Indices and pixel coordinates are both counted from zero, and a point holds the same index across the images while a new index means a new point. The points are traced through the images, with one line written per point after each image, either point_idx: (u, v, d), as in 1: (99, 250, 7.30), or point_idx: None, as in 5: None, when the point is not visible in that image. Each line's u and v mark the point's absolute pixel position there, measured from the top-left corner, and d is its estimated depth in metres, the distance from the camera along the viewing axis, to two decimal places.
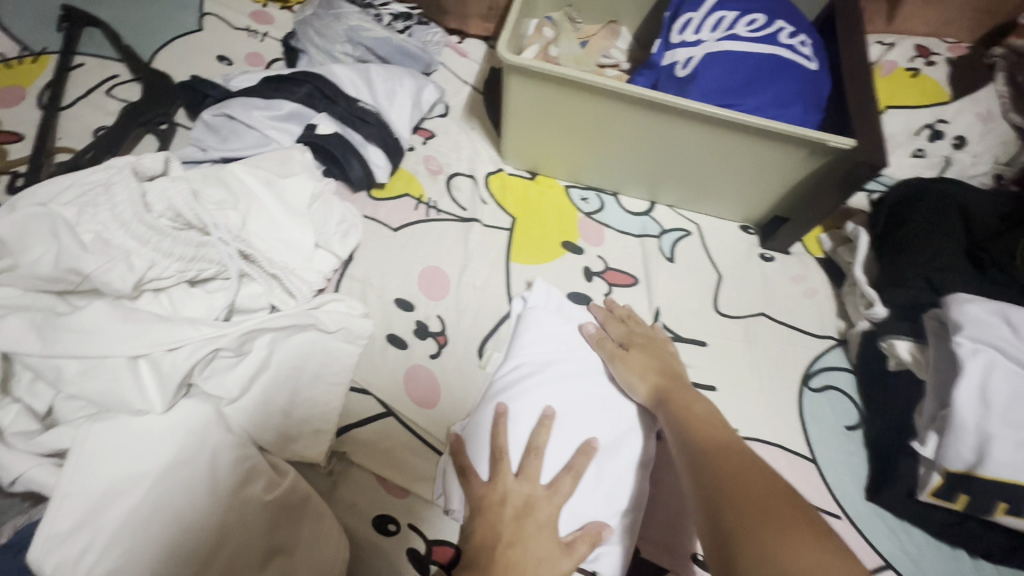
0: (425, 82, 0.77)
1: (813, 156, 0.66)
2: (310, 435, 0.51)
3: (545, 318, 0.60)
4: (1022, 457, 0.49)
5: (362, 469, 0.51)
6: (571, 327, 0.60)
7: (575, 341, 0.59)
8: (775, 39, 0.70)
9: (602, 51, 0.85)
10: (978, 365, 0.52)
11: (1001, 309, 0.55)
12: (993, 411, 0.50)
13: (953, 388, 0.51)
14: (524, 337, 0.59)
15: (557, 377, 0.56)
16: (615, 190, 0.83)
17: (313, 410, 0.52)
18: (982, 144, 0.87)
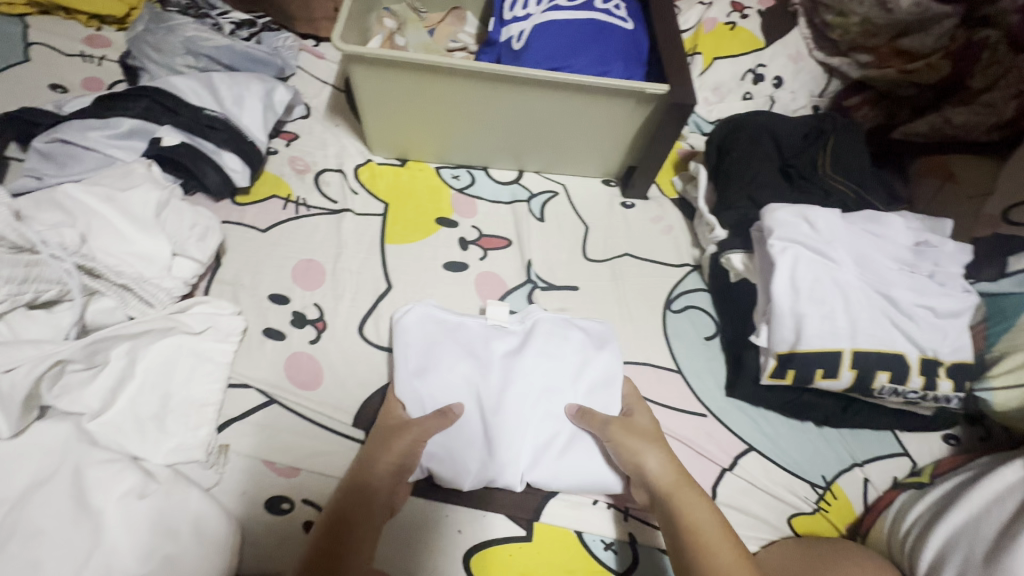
0: (275, 84, 0.77)
1: (641, 104, 0.73)
2: (186, 436, 0.51)
3: (434, 322, 0.61)
4: (828, 327, 0.57)
5: (248, 459, 0.52)
6: (461, 322, 0.62)
7: (464, 337, 0.61)
8: (592, 5, 0.77)
9: (450, 36, 0.89)
10: (787, 260, 0.60)
11: (802, 211, 0.63)
12: (801, 294, 0.58)
13: (771, 282, 0.59)
14: (413, 343, 0.59)
15: (456, 372, 0.58)
16: (484, 165, 0.87)
17: (187, 412, 0.52)
18: (796, 82, 1.00)
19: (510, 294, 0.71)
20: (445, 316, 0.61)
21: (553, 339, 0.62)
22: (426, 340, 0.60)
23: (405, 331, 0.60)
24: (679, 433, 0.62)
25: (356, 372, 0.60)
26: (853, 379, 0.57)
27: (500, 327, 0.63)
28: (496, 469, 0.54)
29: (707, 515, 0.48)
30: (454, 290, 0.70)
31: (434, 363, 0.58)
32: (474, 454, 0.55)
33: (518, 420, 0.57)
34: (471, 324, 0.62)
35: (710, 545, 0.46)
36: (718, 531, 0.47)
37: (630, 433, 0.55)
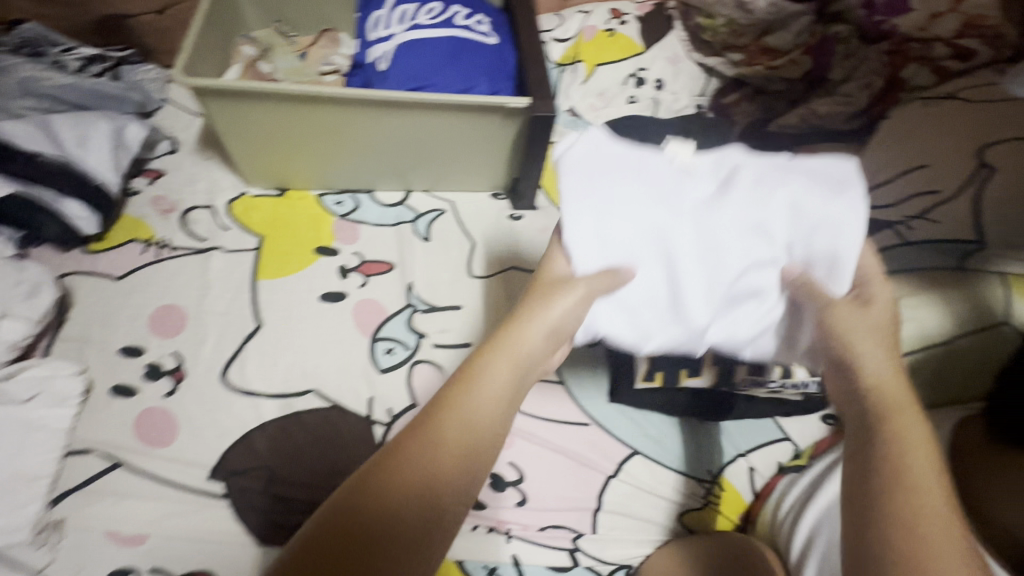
0: (125, 121, 0.73)
1: (509, 118, 0.74)
2: (10, 516, 0.47)
3: (603, 153, 0.45)
4: None
5: (90, 534, 0.49)
6: (567, 166, 0.44)
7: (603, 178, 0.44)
8: (452, 22, 0.76)
9: (323, 59, 0.87)
10: None
11: None
12: None
13: None
14: (584, 177, 0.44)
15: (619, 221, 0.45)
16: (369, 188, 0.85)
17: (14, 488, 0.48)
18: (677, 83, 1.02)
19: (389, 320, 0.68)
20: (615, 150, 0.45)
21: (766, 184, 0.44)
22: (602, 177, 0.44)
23: (567, 164, 0.44)
24: (563, 446, 0.63)
25: (215, 420, 0.57)
26: (712, 376, 0.63)
27: (685, 168, 0.45)
28: (686, 333, 0.48)
29: (912, 429, 0.38)
30: (329, 321, 0.67)
31: (611, 200, 0.44)
32: (658, 316, 0.48)
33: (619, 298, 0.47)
34: (651, 163, 0.45)
35: (918, 472, 0.36)
36: (919, 451, 0.37)
37: (836, 329, 0.44)
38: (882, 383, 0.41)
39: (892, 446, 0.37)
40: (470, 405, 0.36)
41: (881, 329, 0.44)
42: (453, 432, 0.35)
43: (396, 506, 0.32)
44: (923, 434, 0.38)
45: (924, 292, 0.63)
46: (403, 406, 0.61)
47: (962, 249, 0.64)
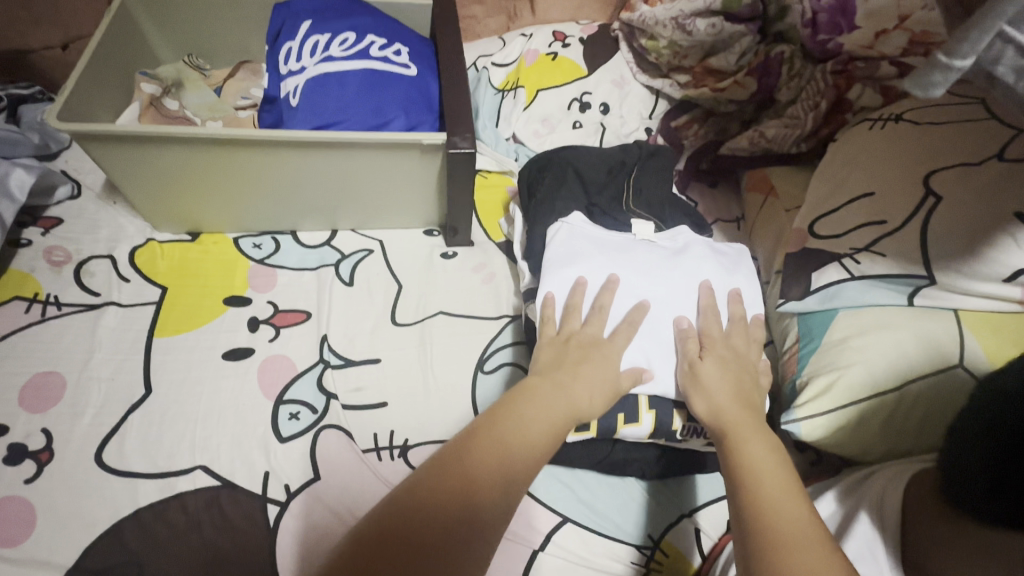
0: (8, 168, 0.69)
1: (429, 154, 0.69)
2: None
3: (585, 238, 0.65)
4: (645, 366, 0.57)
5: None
6: (582, 254, 0.63)
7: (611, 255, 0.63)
8: (368, 53, 0.71)
9: (241, 92, 0.82)
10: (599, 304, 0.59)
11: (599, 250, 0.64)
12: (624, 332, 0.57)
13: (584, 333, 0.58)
14: (580, 257, 0.63)
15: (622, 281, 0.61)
16: (291, 229, 0.79)
17: None
18: (624, 107, 0.98)
19: (297, 379, 0.62)
20: (596, 231, 0.66)
21: (700, 252, 0.65)
22: (593, 248, 0.64)
23: (563, 239, 0.64)
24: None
25: (84, 508, 0.51)
26: (653, 421, 0.57)
27: (648, 241, 0.66)
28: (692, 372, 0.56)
29: (760, 441, 0.47)
30: (228, 383, 0.61)
31: (600, 269, 0.62)
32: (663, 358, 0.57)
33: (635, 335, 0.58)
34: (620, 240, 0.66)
35: (766, 480, 0.43)
36: (772, 461, 0.45)
37: (732, 361, 0.55)
38: (721, 403, 0.51)
39: (748, 460, 0.45)
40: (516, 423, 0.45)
41: (738, 363, 0.55)
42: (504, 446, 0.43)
43: (428, 509, 0.37)
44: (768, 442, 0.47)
45: (873, 334, 0.60)
46: (301, 481, 0.55)
47: (912, 287, 0.60)
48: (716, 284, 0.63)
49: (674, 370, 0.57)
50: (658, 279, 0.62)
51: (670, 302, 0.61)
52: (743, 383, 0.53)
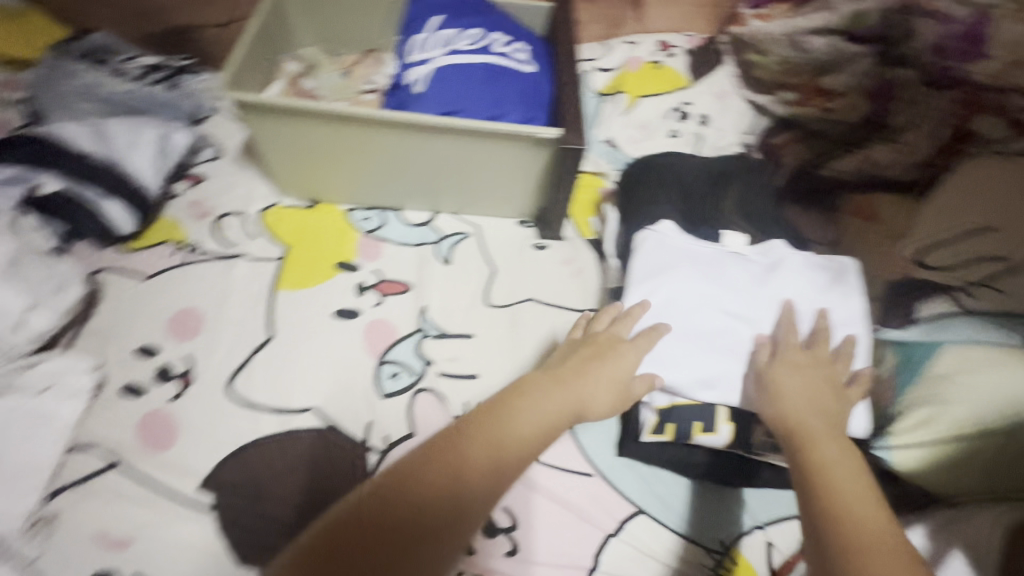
0: (173, 129, 0.77)
1: (540, 148, 0.72)
2: (14, 503, 0.49)
3: (670, 252, 0.65)
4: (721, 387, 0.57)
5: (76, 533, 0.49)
6: (663, 270, 0.64)
7: (696, 269, 0.64)
8: (491, 49, 0.76)
9: (366, 77, 0.89)
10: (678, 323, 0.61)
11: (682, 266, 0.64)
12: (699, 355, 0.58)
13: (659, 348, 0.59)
14: (664, 272, 0.63)
15: (704, 300, 0.62)
16: (396, 207, 0.85)
17: (15, 479, 0.50)
18: (724, 120, 0.97)
19: (398, 343, 0.67)
20: (683, 244, 0.66)
21: (792, 271, 0.64)
22: (676, 263, 0.64)
23: (648, 252, 0.65)
24: (557, 492, 0.59)
25: (214, 429, 0.57)
26: (731, 432, 0.56)
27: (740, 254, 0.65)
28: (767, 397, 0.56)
29: (832, 447, 0.48)
30: (338, 339, 0.67)
31: (683, 286, 0.63)
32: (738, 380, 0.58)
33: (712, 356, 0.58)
34: (707, 252, 0.65)
35: (838, 482, 0.46)
36: (846, 464, 0.47)
37: (808, 369, 0.55)
38: (788, 415, 0.52)
39: (825, 473, 0.46)
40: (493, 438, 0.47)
41: (827, 384, 0.55)
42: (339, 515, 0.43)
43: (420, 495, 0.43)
44: (846, 450, 0.49)
45: (978, 371, 0.57)
46: (400, 433, 0.59)
47: None
48: (805, 303, 0.62)
49: (749, 388, 0.57)
50: (743, 297, 0.62)
51: (752, 320, 0.61)
52: (823, 395, 0.53)
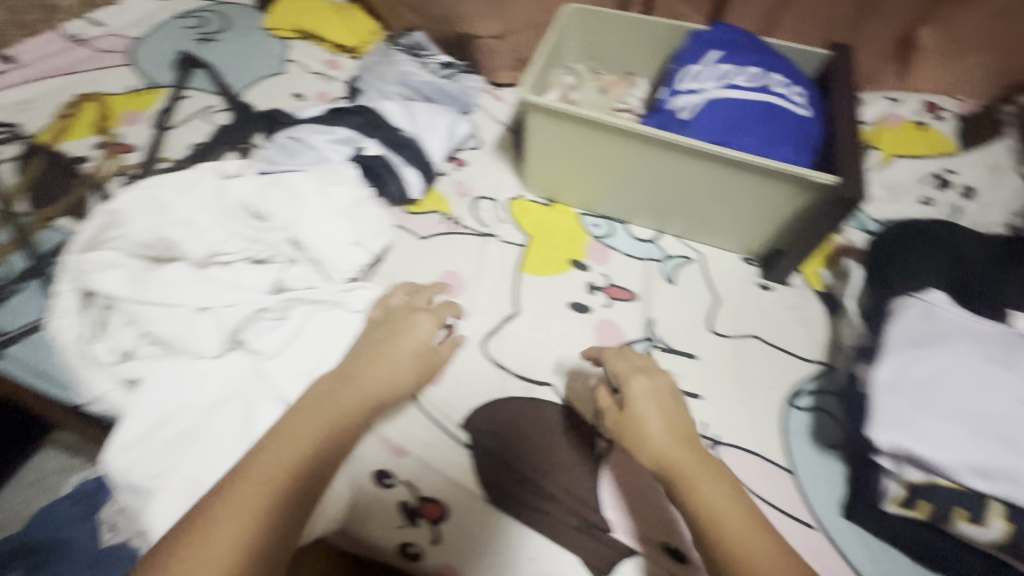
0: (460, 119, 0.90)
1: (804, 192, 0.72)
2: None
3: (947, 323, 0.60)
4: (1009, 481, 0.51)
5: (370, 433, 0.60)
6: (939, 340, 0.58)
7: (979, 346, 0.58)
8: (769, 89, 0.78)
9: (620, 97, 0.95)
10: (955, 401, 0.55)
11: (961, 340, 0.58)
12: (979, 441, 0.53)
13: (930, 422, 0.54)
14: (942, 343, 0.58)
15: (990, 381, 0.55)
16: (624, 219, 0.90)
17: None
18: (992, 196, 0.88)
19: (626, 346, 0.71)
20: (962, 317, 0.60)
21: None
22: (953, 335, 0.59)
23: (921, 318, 0.61)
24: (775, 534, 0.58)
25: (471, 379, 0.65)
26: (1004, 531, 0.51)
27: None
28: None
29: (710, 484, 0.50)
30: (573, 329, 0.73)
31: (964, 360, 0.57)
32: None
33: (999, 444, 0.52)
34: (994, 331, 0.59)
35: (721, 514, 0.48)
36: (722, 500, 0.49)
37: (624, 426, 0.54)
38: (665, 451, 0.52)
39: (694, 496, 0.49)
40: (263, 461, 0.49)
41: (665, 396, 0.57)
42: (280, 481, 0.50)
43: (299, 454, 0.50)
44: (722, 485, 0.50)
45: None
46: None
47: None
48: None
49: None
50: None
51: None
52: (674, 411, 0.56)
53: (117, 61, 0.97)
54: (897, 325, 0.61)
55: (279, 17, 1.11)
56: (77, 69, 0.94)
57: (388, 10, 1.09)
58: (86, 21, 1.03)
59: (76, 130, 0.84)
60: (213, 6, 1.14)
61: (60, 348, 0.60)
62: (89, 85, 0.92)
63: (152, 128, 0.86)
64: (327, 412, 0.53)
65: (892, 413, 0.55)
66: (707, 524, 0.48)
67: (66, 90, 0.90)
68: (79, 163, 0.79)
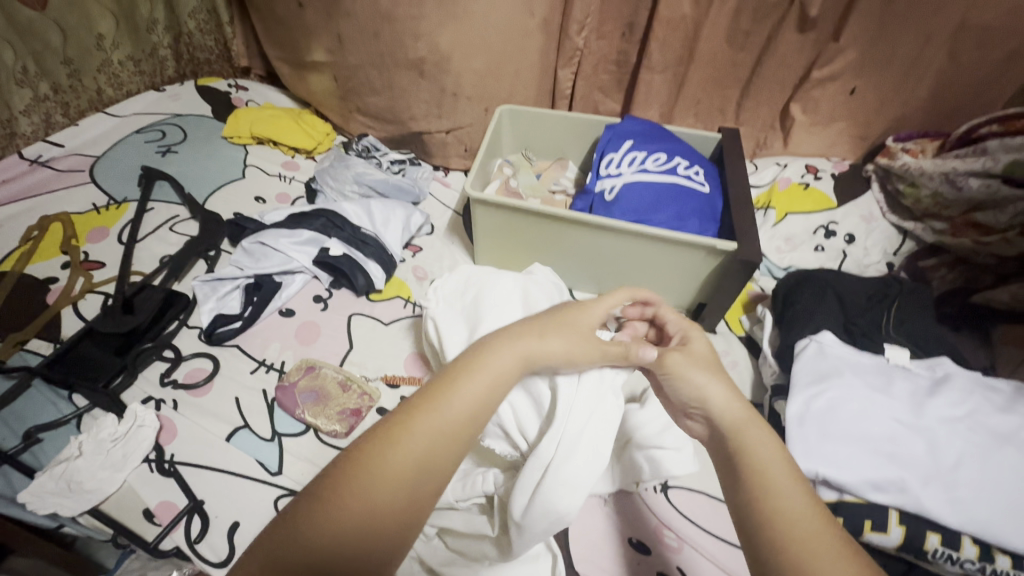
0: (414, 211, 1.00)
1: (712, 256, 0.84)
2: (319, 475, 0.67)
3: (837, 359, 0.71)
4: (896, 492, 0.60)
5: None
6: (829, 376, 0.69)
7: (860, 379, 0.68)
8: (675, 171, 0.93)
9: (554, 179, 1.10)
10: (847, 428, 0.65)
11: (845, 372, 0.69)
12: (870, 458, 0.62)
13: (829, 445, 0.64)
14: (834, 378, 0.69)
15: (873, 407, 0.66)
16: (570, 288, 1.00)
17: None
18: (869, 240, 1.06)
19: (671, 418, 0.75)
20: (849, 356, 0.72)
21: (971, 395, 0.66)
22: (839, 371, 0.70)
23: (816, 355, 0.72)
24: (701, 545, 0.66)
25: None
26: (902, 535, 0.58)
27: (905, 367, 0.71)
28: (946, 507, 0.58)
29: (766, 446, 0.46)
30: None
31: (849, 391, 0.67)
32: (917, 481, 0.60)
33: (888, 461, 0.62)
34: (871, 361, 0.71)
35: (783, 501, 0.42)
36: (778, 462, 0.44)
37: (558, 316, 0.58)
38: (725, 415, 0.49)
39: (750, 460, 0.45)
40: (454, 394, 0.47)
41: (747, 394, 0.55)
42: (410, 434, 0.43)
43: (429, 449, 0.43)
44: (775, 447, 0.46)
45: None
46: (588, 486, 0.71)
47: None
48: (993, 421, 0.63)
49: (930, 493, 0.59)
50: (915, 404, 0.66)
51: (928, 429, 0.63)
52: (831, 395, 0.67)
53: (80, 180, 1.03)
54: (803, 362, 0.72)
55: (237, 124, 1.19)
56: (39, 191, 1.00)
57: (343, 116, 1.21)
58: (46, 143, 1.09)
59: (41, 252, 0.88)
60: (172, 119, 1.21)
61: (50, 470, 0.63)
62: (53, 206, 0.96)
63: (121, 244, 0.92)
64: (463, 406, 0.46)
65: (801, 444, 0.64)
66: (790, 534, 0.40)
67: (31, 213, 0.95)
68: (49, 286, 0.84)
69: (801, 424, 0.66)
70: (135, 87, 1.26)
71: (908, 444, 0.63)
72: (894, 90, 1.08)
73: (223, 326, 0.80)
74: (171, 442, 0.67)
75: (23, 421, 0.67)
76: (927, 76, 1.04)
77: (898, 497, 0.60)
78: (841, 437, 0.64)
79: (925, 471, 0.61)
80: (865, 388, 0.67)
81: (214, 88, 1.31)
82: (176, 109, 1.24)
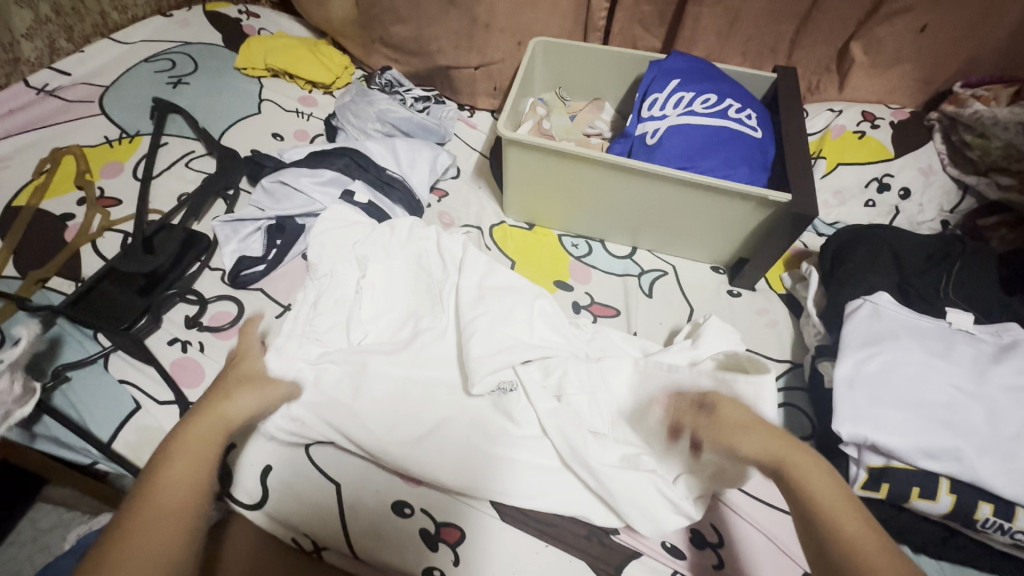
0: (440, 151, 0.95)
1: (760, 208, 0.79)
2: None
3: (894, 323, 0.67)
4: (951, 462, 0.57)
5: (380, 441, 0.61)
6: (885, 341, 0.65)
7: (917, 345, 0.64)
8: (725, 114, 0.85)
9: (588, 122, 1.02)
10: (900, 395, 0.61)
11: (900, 334, 0.65)
12: (922, 424, 0.59)
13: (882, 410, 0.60)
14: (890, 344, 0.65)
15: (929, 375, 0.62)
16: (601, 238, 0.96)
17: None
18: (925, 195, 0.99)
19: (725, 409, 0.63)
20: (906, 320, 0.67)
21: None
22: (892, 335, 0.66)
23: (871, 316, 0.68)
24: (738, 504, 0.63)
25: None
26: (952, 503, 0.57)
27: (967, 333, 0.67)
28: (1004, 479, 0.56)
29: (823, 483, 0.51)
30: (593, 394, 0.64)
31: (902, 357, 0.64)
32: (973, 451, 0.57)
33: (944, 431, 0.58)
34: (931, 325, 0.67)
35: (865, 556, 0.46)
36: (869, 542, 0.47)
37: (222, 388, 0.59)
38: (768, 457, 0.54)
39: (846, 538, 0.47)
40: (166, 479, 0.51)
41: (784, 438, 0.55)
42: (190, 442, 0.54)
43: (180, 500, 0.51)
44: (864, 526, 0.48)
45: None
46: None
47: None
48: None
49: (987, 464, 0.57)
50: (977, 371, 0.62)
51: (989, 398, 0.60)
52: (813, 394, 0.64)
53: (91, 111, 0.97)
54: (856, 322, 0.68)
55: (249, 53, 1.12)
56: (49, 121, 0.95)
57: (363, 48, 1.13)
58: (51, 71, 1.03)
59: (56, 186, 0.85)
60: (181, 47, 1.13)
61: (81, 410, 0.63)
62: (63, 138, 0.92)
63: (137, 180, 0.88)
64: (183, 476, 0.52)
65: (852, 409, 0.61)
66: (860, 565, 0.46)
67: (41, 146, 0.90)
68: (67, 223, 0.81)
69: (851, 387, 0.63)
70: (140, 11, 1.18)
71: (964, 415, 0.59)
72: (972, 29, 0.97)
73: (247, 270, 0.77)
74: (198, 385, 0.66)
75: (51, 359, 0.66)
76: (1010, 13, 0.94)
77: (953, 468, 0.57)
78: (895, 402, 0.61)
79: (983, 443, 0.58)
80: (922, 354, 0.64)
81: (224, 14, 1.22)
82: (185, 36, 1.16)
